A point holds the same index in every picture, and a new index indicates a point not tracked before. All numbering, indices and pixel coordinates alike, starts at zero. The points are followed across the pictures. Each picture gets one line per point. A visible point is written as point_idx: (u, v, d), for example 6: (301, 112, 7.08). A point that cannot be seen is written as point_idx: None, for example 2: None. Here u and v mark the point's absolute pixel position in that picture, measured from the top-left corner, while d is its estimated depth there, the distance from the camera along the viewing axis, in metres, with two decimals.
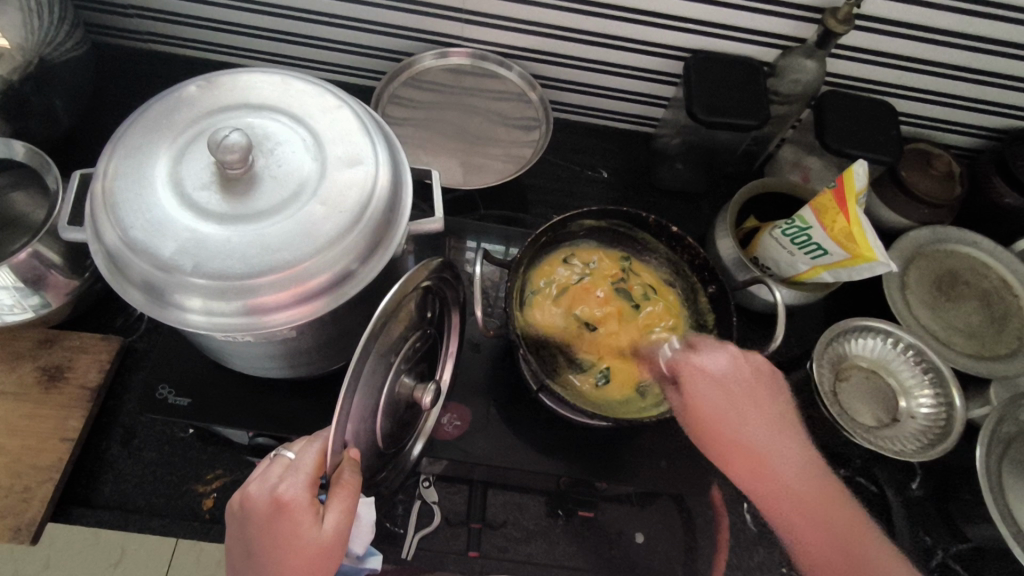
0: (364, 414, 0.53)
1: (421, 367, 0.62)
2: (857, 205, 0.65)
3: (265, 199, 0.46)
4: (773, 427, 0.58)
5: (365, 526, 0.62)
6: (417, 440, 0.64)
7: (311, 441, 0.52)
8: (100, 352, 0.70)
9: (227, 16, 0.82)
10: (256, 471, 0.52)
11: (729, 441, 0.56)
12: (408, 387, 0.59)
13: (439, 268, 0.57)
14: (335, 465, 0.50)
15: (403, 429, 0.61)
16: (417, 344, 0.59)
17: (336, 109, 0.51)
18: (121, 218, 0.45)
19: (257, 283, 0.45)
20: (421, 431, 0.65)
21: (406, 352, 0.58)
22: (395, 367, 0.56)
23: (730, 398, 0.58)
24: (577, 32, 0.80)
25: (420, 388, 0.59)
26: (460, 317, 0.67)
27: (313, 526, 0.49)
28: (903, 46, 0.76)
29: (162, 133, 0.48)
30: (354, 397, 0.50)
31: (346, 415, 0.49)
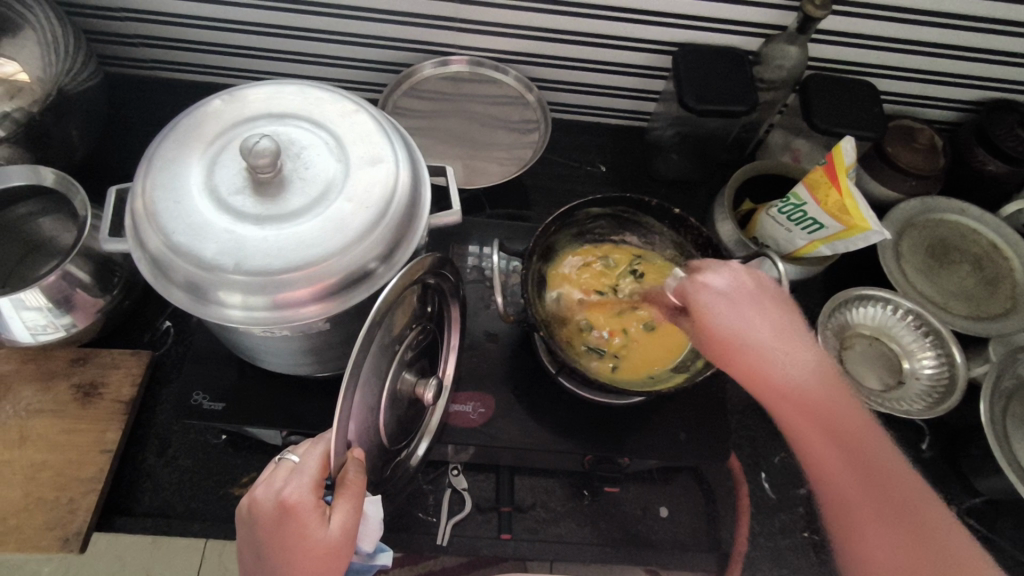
0: (364, 411, 0.54)
1: (424, 362, 0.65)
2: (848, 178, 0.69)
3: (296, 200, 0.49)
4: (787, 334, 0.53)
5: (375, 521, 0.59)
6: (421, 440, 0.66)
7: (314, 444, 0.53)
8: (131, 367, 0.73)
9: (233, 39, 0.86)
10: (262, 475, 0.53)
11: (737, 352, 0.52)
12: (409, 383, 0.61)
13: (433, 266, 0.58)
14: (339, 465, 0.51)
15: (410, 420, 0.64)
16: (417, 339, 0.62)
17: (354, 113, 0.54)
18: (163, 224, 0.48)
19: (293, 277, 0.48)
20: (426, 430, 0.66)
21: (409, 344, 0.60)
22: (396, 364, 0.59)
23: (737, 305, 0.54)
24: (568, 34, 0.84)
25: (421, 384, 0.61)
26: (459, 310, 0.68)
27: (319, 528, 0.50)
28: (880, 27, 0.80)
29: (193, 144, 0.51)
30: (358, 396, 0.52)
31: (347, 413, 0.50)
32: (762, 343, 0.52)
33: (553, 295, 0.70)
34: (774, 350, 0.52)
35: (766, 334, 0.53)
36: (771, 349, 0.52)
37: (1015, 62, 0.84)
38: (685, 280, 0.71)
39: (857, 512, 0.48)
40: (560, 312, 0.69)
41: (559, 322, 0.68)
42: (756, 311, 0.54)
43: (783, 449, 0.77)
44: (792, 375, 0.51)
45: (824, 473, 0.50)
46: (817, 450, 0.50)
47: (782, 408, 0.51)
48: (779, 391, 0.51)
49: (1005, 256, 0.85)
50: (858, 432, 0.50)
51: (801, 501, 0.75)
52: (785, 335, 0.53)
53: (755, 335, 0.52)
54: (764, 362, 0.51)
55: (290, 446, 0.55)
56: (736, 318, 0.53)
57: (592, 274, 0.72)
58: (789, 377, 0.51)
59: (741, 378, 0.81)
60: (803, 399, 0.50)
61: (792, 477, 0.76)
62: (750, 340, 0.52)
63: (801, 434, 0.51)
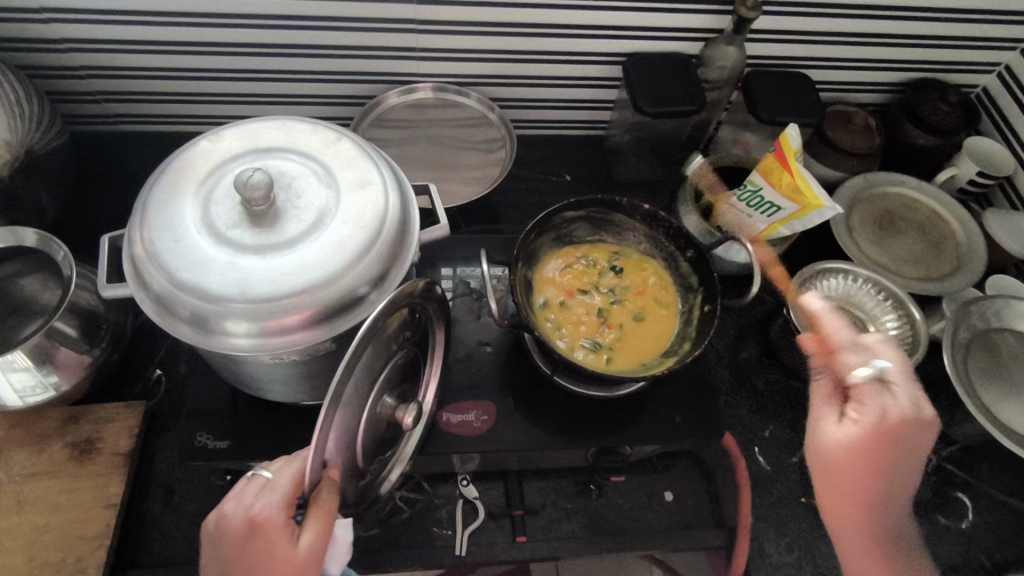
0: (343, 432, 0.54)
1: (404, 386, 0.66)
2: (797, 161, 0.75)
3: (292, 227, 0.51)
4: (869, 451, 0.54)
5: (343, 544, 0.62)
6: (395, 465, 0.68)
7: (288, 461, 0.53)
8: (126, 419, 0.72)
9: (196, 87, 0.88)
10: (233, 489, 0.53)
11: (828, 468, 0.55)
12: (389, 408, 0.62)
13: (421, 289, 0.58)
14: (315, 486, 0.51)
15: (386, 441, 0.65)
16: (398, 361, 0.62)
17: (338, 141, 0.57)
18: (165, 263, 0.49)
19: (299, 301, 0.50)
20: (399, 457, 0.68)
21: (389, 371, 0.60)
22: (376, 385, 0.59)
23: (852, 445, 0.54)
24: (523, 54, 0.88)
25: (402, 408, 0.62)
26: (444, 333, 0.68)
27: (289, 545, 0.51)
28: (807, 22, 0.87)
29: (185, 184, 0.53)
30: (343, 414, 0.52)
31: (326, 435, 0.50)
32: (834, 442, 0.55)
33: (540, 298, 0.72)
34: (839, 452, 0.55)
35: (852, 441, 0.54)
36: (837, 441, 0.55)
37: (929, 43, 0.92)
38: (662, 272, 0.74)
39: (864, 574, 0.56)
40: (550, 314, 0.71)
41: (550, 322, 0.71)
42: (857, 433, 0.54)
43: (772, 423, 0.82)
44: (841, 467, 0.55)
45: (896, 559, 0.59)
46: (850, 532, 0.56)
47: (834, 489, 0.56)
48: (835, 480, 0.55)
49: (945, 220, 0.93)
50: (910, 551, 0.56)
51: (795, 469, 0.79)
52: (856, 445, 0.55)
53: (834, 433, 0.55)
54: (834, 465, 0.55)
55: (265, 462, 0.54)
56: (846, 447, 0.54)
57: (575, 273, 0.74)
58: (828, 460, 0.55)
59: (723, 360, 0.86)
60: (834, 477, 0.55)
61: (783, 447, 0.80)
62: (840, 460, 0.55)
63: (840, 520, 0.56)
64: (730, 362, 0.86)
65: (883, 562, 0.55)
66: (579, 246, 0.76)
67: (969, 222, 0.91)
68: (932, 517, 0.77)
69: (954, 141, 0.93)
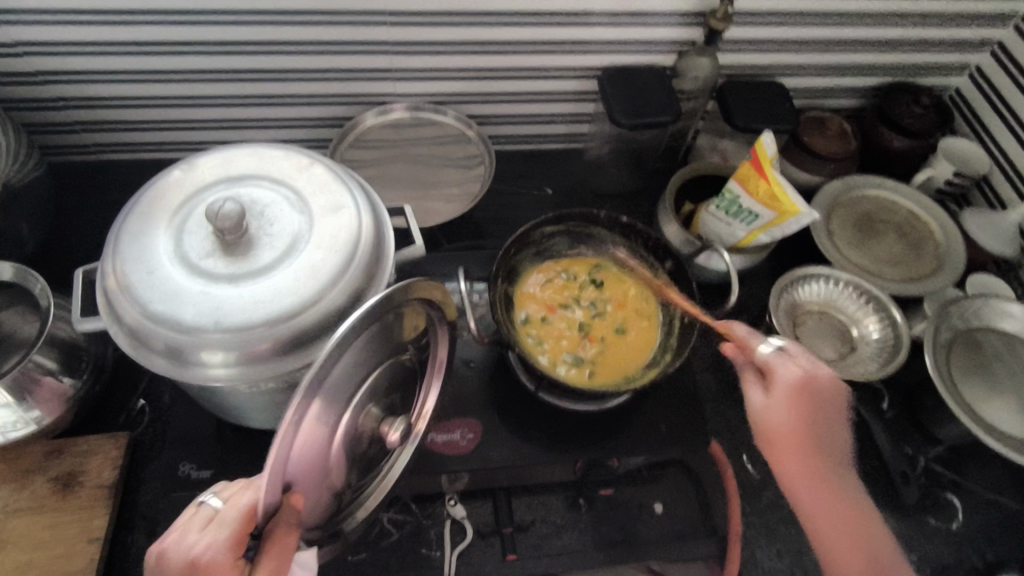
0: (313, 445, 0.51)
1: (398, 397, 0.62)
2: (773, 169, 0.76)
3: (266, 255, 0.51)
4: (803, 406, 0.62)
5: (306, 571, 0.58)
6: (372, 486, 0.65)
7: (243, 493, 0.50)
8: (109, 451, 0.72)
9: (173, 114, 0.88)
10: (180, 522, 0.50)
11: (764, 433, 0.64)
12: (374, 420, 0.58)
13: (415, 291, 0.56)
14: (266, 521, 0.47)
15: (368, 460, 0.61)
16: (387, 371, 0.59)
17: (311, 167, 0.57)
18: (138, 296, 0.49)
19: (274, 328, 0.49)
20: (381, 477, 0.65)
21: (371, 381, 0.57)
22: (358, 397, 0.55)
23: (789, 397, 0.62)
24: (499, 71, 0.89)
25: (387, 422, 0.59)
26: (446, 330, 0.66)
27: None
28: (778, 31, 0.88)
29: (158, 215, 0.53)
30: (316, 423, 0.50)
31: (288, 443, 0.46)
32: (762, 409, 0.63)
33: (521, 314, 0.72)
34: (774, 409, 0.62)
35: (783, 405, 0.62)
36: (762, 400, 0.63)
37: (899, 47, 0.93)
38: (643, 285, 0.74)
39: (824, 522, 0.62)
40: (532, 330, 0.71)
41: (532, 338, 0.70)
42: (784, 395, 0.62)
43: None
44: (780, 416, 0.62)
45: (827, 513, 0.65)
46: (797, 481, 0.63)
47: (777, 447, 0.63)
48: (771, 435, 0.63)
49: (923, 221, 0.93)
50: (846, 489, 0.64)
51: None
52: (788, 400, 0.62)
53: (758, 398, 0.64)
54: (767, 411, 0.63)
55: (214, 489, 0.52)
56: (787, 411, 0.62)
57: (556, 287, 0.74)
58: (766, 420, 0.63)
59: (709, 368, 0.85)
60: (774, 434, 0.63)
61: None
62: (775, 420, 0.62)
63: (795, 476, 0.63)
64: (716, 369, 0.86)
65: (828, 499, 0.63)
66: (559, 259, 0.76)
67: (947, 222, 0.92)
68: (922, 519, 0.77)
69: (928, 142, 0.95)
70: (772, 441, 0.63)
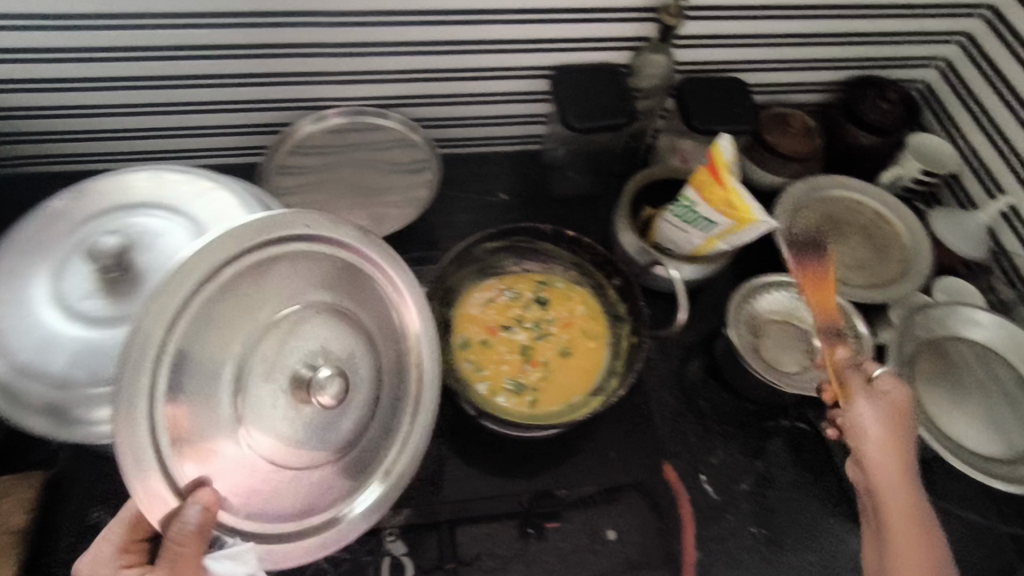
0: (198, 431, 0.47)
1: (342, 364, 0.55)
2: (730, 174, 0.72)
3: (151, 295, 0.46)
4: (892, 439, 0.58)
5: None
6: (376, 479, 0.57)
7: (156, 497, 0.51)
8: (21, 493, 0.67)
9: (93, 123, 0.82)
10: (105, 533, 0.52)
11: (892, 454, 0.58)
12: (297, 386, 0.51)
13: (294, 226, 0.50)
14: (166, 523, 0.44)
15: (324, 433, 0.53)
16: (292, 330, 0.52)
17: (211, 191, 0.52)
18: (8, 344, 0.45)
19: (158, 378, 0.45)
20: (385, 468, 0.57)
21: (272, 337, 0.51)
22: (249, 363, 0.49)
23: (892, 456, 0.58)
24: (443, 72, 0.83)
25: (320, 387, 0.51)
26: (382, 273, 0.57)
27: None
28: (737, 25, 0.83)
29: (36, 251, 0.48)
30: (175, 421, 0.46)
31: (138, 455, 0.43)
32: (876, 430, 0.58)
33: (461, 338, 0.67)
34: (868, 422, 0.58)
35: (882, 427, 0.58)
36: (876, 424, 0.58)
37: (864, 40, 0.89)
38: (591, 302, 0.70)
39: None
40: (473, 355, 0.66)
41: (471, 363, 0.66)
42: (886, 419, 0.58)
43: (719, 447, 0.78)
44: (881, 470, 0.58)
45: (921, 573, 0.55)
46: (901, 534, 0.56)
47: (886, 501, 0.57)
48: (882, 476, 0.58)
49: (890, 223, 0.90)
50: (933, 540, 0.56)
51: (743, 496, 0.76)
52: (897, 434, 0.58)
53: (873, 427, 0.58)
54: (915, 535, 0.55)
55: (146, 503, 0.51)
56: (884, 431, 0.58)
57: (502, 303, 0.69)
58: (865, 442, 0.58)
59: (668, 385, 0.82)
60: (880, 445, 0.58)
61: (730, 474, 0.77)
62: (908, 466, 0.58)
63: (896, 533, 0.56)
64: (676, 385, 0.82)
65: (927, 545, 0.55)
66: (503, 276, 0.71)
67: (914, 224, 0.89)
68: None
69: (896, 139, 0.91)
70: (871, 461, 0.58)
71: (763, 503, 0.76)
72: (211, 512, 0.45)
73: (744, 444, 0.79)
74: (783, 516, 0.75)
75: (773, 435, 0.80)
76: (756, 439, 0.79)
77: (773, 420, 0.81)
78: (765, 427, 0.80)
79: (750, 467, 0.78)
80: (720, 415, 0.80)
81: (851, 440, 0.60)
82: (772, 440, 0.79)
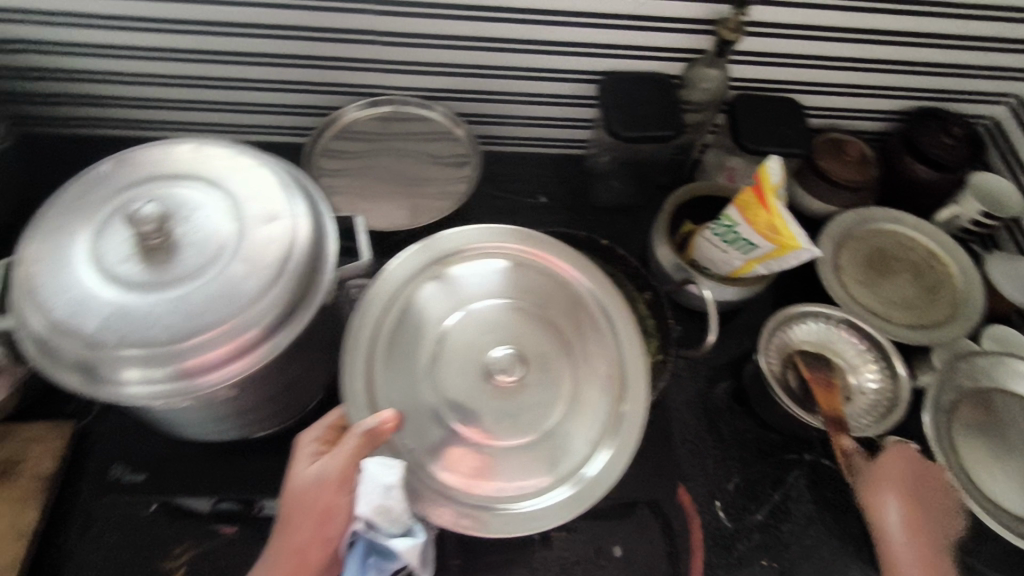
0: (387, 384, 0.58)
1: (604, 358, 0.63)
2: (775, 197, 0.70)
3: (185, 265, 0.47)
4: (899, 488, 0.65)
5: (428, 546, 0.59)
6: (557, 488, 0.57)
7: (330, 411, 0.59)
8: (52, 441, 0.70)
9: (154, 92, 0.84)
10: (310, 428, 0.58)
11: (903, 510, 0.64)
12: (502, 365, 0.60)
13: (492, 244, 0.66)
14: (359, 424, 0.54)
15: (533, 415, 0.59)
16: (527, 317, 0.64)
17: (252, 168, 0.52)
18: (43, 300, 0.46)
19: (184, 348, 0.45)
20: (555, 477, 0.58)
21: (482, 331, 0.62)
22: (461, 349, 0.61)
23: (910, 507, 0.65)
24: (493, 69, 0.83)
25: (508, 372, 0.59)
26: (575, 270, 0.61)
27: (305, 467, 0.55)
28: (798, 45, 0.81)
29: (79, 211, 0.49)
30: (370, 387, 0.57)
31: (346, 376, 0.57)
32: (886, 494, 0.65)
33: None
34: (876, 483, 0.65)
35: (892, 492, 0.65)
36: (887, 487, 0.65)
37: (935, 70, 0.85)
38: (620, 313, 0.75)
39: None
40: None
41: None
42: (892, 481, 0.65)
43: (737, 474, 0.76)
44: (890, 519, 0.65)
45: None
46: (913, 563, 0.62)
47: (891, 540, 0.64)
48: (889, 520, 0.65)
49: (942, 263, 0.86)
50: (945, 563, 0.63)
51: (756, 527, 0.73)
52: (908, 491, 0.65)
53: (884, 490, 0.65)
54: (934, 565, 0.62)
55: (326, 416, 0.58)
56: (898, 497, 0.65)
57: None
58: (868, 495, 0.65)
59: (691, 404, 0.80)
60: (883, 509, 0.65)
61: (746, 502, 0.75)
62: (919, 517, 0.65)
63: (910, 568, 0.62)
64: (699, 405, 0.80)
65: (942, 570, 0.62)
66: None
67: (967, 265, 0.85)
68: None
69: (957, 177, 0.87)
70: (880, 515, 0.65)
71: (776, 536, 0.73)
72: (385, 428, 0.53)
73: (762, 474, 0.77)
74: (796, 552, 0.73)
75: (793, 468, 0.77)
76: (776, 470, 0.77)
77: (795, 453, 0.78)
78: (785, 458, 0.78)
79: (766, 498, 0.75)
80: (742, 441, 0.78)
81: (867, 509, 0.66)
82: (792, 473, 0.77)
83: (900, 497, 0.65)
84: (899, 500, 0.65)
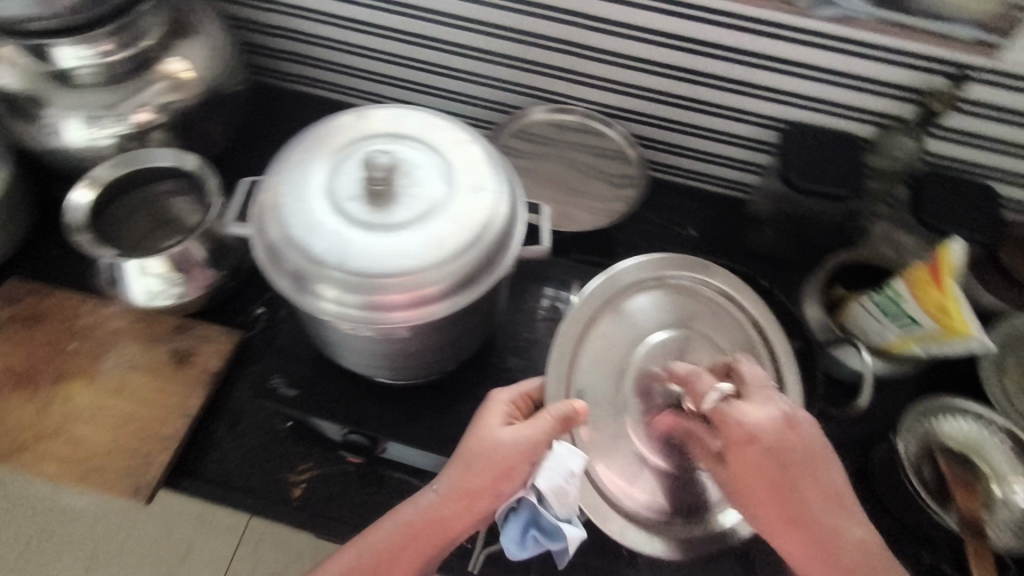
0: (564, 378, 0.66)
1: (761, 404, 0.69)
2: (953, 280, 0.66)
3: (401, 213, 0.53)
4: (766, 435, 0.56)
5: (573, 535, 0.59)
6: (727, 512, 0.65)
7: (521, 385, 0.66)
8: (222, 343, 0.79)
9: (368, 65, 0.94)
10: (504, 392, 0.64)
11: (772, 456, 0.56)
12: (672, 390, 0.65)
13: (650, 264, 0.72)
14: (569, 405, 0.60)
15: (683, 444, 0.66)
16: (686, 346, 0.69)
17: (467, 143, 0.58)
18: (284, 216, 0.53)
19: (386, 284, 0.52)
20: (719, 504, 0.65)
21: (645, 349, 0.68)
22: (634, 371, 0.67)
23: (770, 450, 0.56)
24: (679, 99, 0.86)
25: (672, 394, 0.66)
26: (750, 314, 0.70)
27: (502, 430, 0.60)
28: (1005, 131, 0.78)
29: (322, 149, 0.57)
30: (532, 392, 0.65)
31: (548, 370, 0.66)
32: (744, 424, 0.56)
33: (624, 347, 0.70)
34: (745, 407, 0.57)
35: (768, 422, 0.56)
36: (762, 420, 0.56)
37: None
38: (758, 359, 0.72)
39: (791, 541, 0.56)
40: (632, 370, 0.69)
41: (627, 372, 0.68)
42: (766, 416, 0.57)
43: None
44: (762, 424, 0.56)
45: (776, 529, 0.56)
46: (755, 491, 0.56)
47: (747, 477, 0.56)
48: (745, 452, 0.56)
49: None
50: (806, 505, 0.56)
51: None
52: (764, 430, 0.56)
53: (758, 423, 0.56)
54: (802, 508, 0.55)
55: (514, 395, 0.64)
56: (757, 427, 0.56)
57: None
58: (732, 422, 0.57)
59: None
60: (754, 441, 0.56)
61: None
62: (788, 455, 0.56)
63: (758, 505, 0.57)
64: None
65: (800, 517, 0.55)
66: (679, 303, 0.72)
67: None
68: None
69: None
70: (732, 449, 0.57)
71: None
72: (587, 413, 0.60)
73: None
74: None
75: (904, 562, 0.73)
76: None
77: (910, 547, 0.74)
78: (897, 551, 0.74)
79: None
80: None
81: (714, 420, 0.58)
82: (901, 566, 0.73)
83: (755, 436, 0.56)
84: (753, 435, 0.56)
